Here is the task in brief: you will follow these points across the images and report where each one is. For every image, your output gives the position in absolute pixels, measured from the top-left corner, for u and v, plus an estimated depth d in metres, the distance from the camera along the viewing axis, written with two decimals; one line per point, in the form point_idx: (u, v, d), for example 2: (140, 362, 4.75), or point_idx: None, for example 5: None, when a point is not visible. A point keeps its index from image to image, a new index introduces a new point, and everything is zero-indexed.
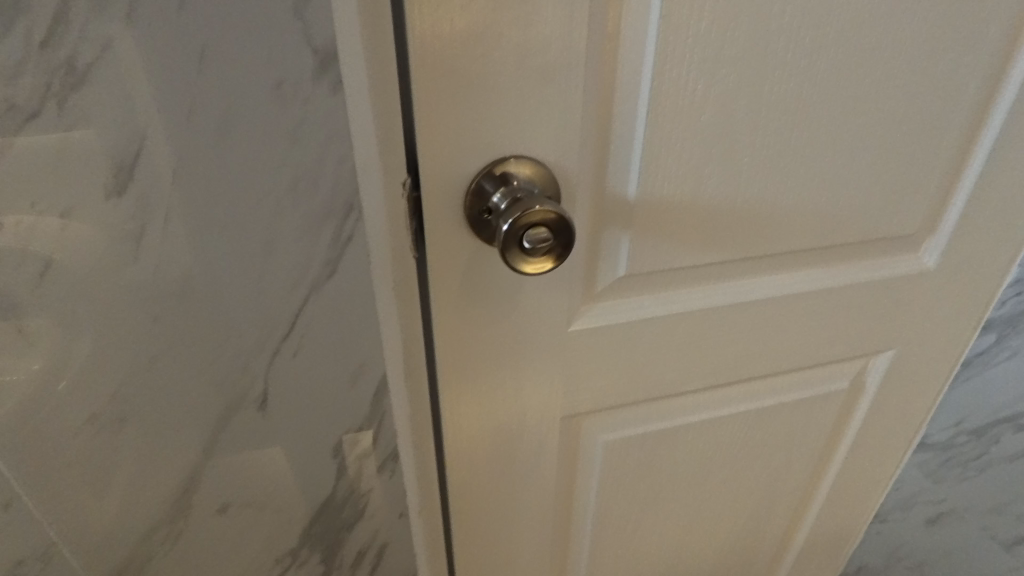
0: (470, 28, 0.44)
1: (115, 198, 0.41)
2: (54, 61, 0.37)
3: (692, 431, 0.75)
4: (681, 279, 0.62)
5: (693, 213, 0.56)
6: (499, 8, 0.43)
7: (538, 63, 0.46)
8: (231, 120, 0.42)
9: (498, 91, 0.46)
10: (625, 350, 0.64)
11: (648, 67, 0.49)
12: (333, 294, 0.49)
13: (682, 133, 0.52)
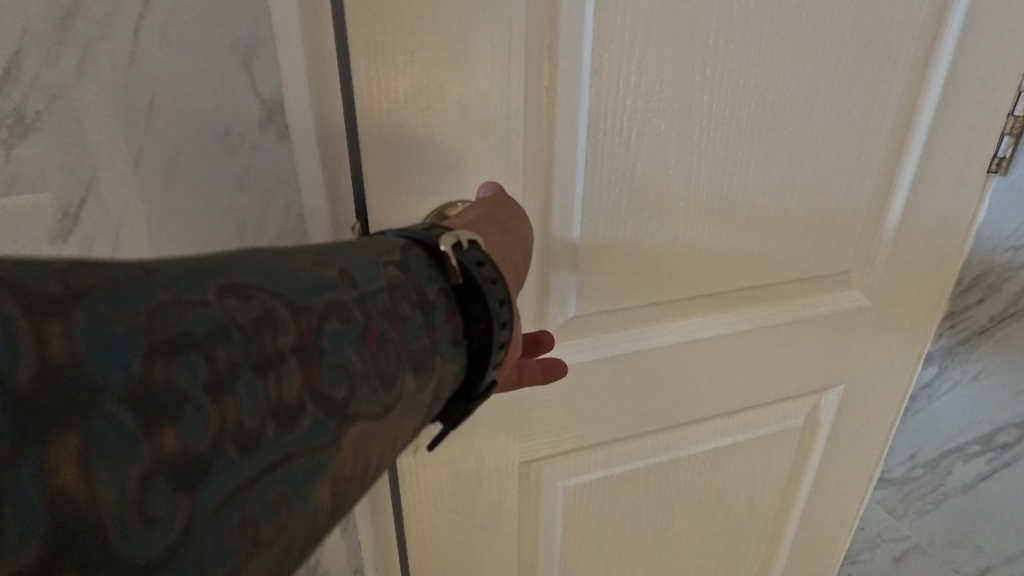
0: (413, 83, 0.46)
1: (60, 244, 0.42)
2: (2, 110, 0.38)
3: (653, 472, 0.78)
4: (629, 320, 0.65)
5: (636, 266, 0.61)
6: (438, 64, 0.46)
7: (478, 115, 0.49)
8: (180, 167, 0.43)
9: (441, 141, 0.49)
10: (581, 397, 0.68)
11: (583, 118, 0.52)
12: None
13: (620, 179, 0.56)
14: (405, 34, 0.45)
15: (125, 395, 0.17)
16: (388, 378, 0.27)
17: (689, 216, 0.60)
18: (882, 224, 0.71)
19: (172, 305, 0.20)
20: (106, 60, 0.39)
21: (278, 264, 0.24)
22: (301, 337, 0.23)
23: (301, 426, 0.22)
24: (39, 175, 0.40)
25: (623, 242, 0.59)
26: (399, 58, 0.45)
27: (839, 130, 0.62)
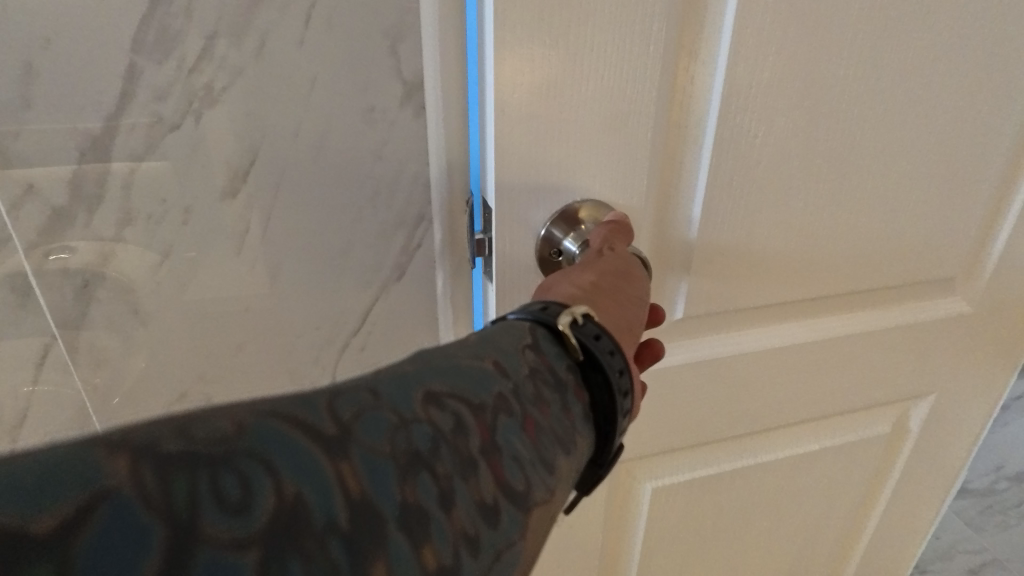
0: (550, 76, 0.45)
1: (229, 200, 0.49)
2: (196, 84, 0.45)
3: (740, 477, 0.77)
4: (733, 322, 0.66)
5: (745, 267, 0.60)
6: (578, 58, 0.45)
7: (612, 111, 0.47)
8: (329, 139, 0.48)
9: (572, 136, 0.47)
10: (677, 399, 0.68)
11: (712, 116, 0.52)
12: (400, 293, 0.56)
13: (743, 176, 0.55)
14: (554, 27, 0.43)
15: (398, 519, 0.22)
16: (565, 446, 0.30)
17: (802, 217, 0.59)
18: (994, 229, 0.69)
19: (402, 421, 0.24)
20: (280, 42, 0.44)
21: (454, 365, 0.29)
22: (486, 437, 0.27)
23: (504, 525, 0.26)
24: (219, 140, 0.47)
25: (733, 240, 0.58)
26: (538, 50, 0.44)
27: (960, 133, 0.60)
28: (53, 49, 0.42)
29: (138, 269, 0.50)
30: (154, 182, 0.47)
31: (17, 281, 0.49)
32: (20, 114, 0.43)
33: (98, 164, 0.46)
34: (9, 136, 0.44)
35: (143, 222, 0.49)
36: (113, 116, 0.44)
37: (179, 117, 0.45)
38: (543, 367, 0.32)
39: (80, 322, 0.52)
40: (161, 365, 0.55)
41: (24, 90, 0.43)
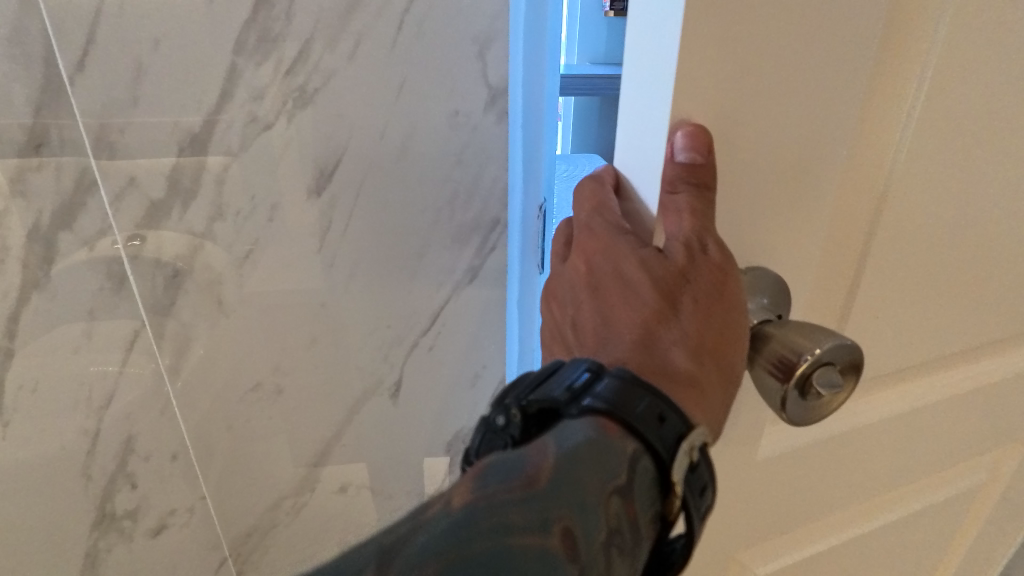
0: (732, 103, 0.31)
1: (314, 198, 0.50)
2: (291, 86, 0.46)
3: (858, 553, 0.62)
4: (878, 382, 0.50)
5: (913, 304, 0.45)
6: (770, 81, 0.31)
7: (798, 153, 0.34)
8: (413, 142, 0.49)
9: (744, 184, 0.34)
10: (808, 471, 0.52)
11: (919, 140, 0.38)
12: (470, 296, 0.56)
13: (940, 216, 0.41)
14: (748, 41, 0.30)
15: None
16: None
17: (995, 258, 0.46)
18: None
19: None
20: (373, 46, 0.45)
21: (504, 558, 0.24)
22: None
23: None
24: (308, 140, 0.48)
25: (907, 271, 0.43)
26: (723, 75, 0.30)
27: None
28: (162, 50, 0.44)
29: (225, 261, 0.52)
30: (245, 179, 0.49)
31: (112, 268, 0.52)
32: (127, 111, 0.46)
33: (195, 160, 0.48)
34: (116, 131, 0.46)
35: (232, 217, 0.50)
36: (212, 114, 0.46)
37: (273, 117, 0.47)
38: (616, 535, 0.28)
39: (168, 309, 0.54)
40: (239, 354, 0.57)
41: (132, 88, 0.45)
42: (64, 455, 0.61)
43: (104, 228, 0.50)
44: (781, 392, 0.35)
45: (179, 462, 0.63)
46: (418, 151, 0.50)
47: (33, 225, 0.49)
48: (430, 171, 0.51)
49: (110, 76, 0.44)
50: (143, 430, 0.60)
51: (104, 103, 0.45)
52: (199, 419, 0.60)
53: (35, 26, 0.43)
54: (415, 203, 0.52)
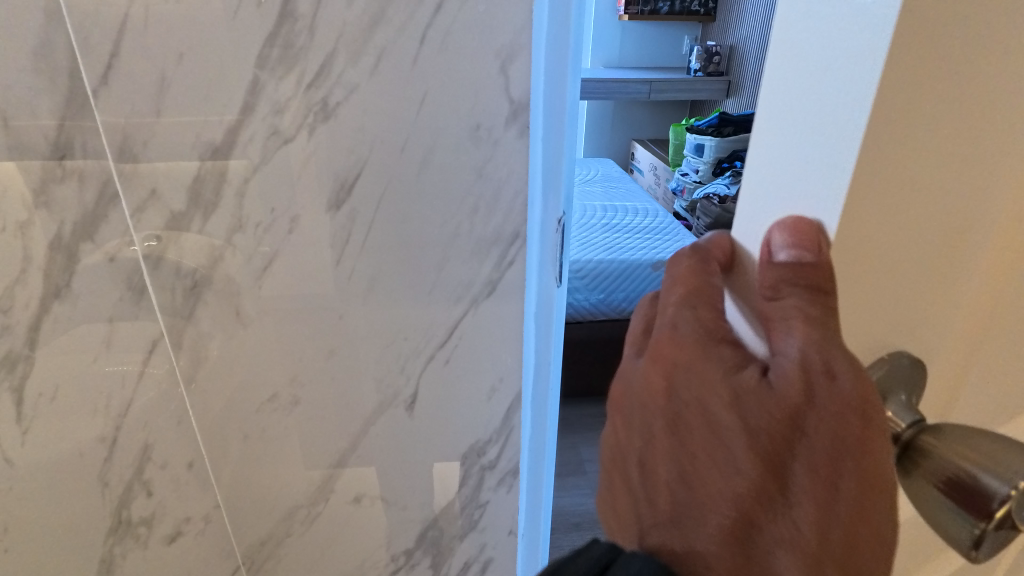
0: (898, 174, 0.23)
1: (334, 211, 0.50)
2: (313, 100, 0.46)
3: None
4: None
5: None
6: (942, 135, 0.23)
7: (962, 218, 0.26)
8: (434, 155, 0.49)
9: (907, 264, 0.26)
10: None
11: None
12: (489, 310, 0.56)
13: None
14: (922, 95, 0.22)
15: None
16: None
17: None
18: None
19: None
20: (396, 59, 0.45)
21: None
22: None
23: None
24: (329, 154, 0.48)
25: None
26: (895, 142, 0.23)
27: None
28: (185, 64, 0.44)
29: (244, 273, 0.52)
30: (265, 191, 0.49)
31: (132, 278, 0.52)
32: (150, 124, 0.46)
33: (217, 172, 0.48)
34: (139, 143, 0.46)
35: (252, 230, 0.50)
36: (234, 127, 0.46)
37: (294, 130, 0.47)
38: None
39: (187, 320, 0.54)
40: (256, 365, 0.57)
41: (156, 101, 0.45)
42: (80, 463, 0.61)
43: (125, 240, 0.50)
44: (970, 531, 0.27)
45: (195, 471, 0.63)
46: (439, 165, 0.49)
47: (55, 236, 0.49)
48: (451, 185, 0.50)
49: (135, 89, 0.44)
50: (159, 439, 0.61)
51: (128, 116, 0.45)
52: (216, 428, 0.61)
53: (61, 39, 0.43)
54: (435, 217, 0.51)
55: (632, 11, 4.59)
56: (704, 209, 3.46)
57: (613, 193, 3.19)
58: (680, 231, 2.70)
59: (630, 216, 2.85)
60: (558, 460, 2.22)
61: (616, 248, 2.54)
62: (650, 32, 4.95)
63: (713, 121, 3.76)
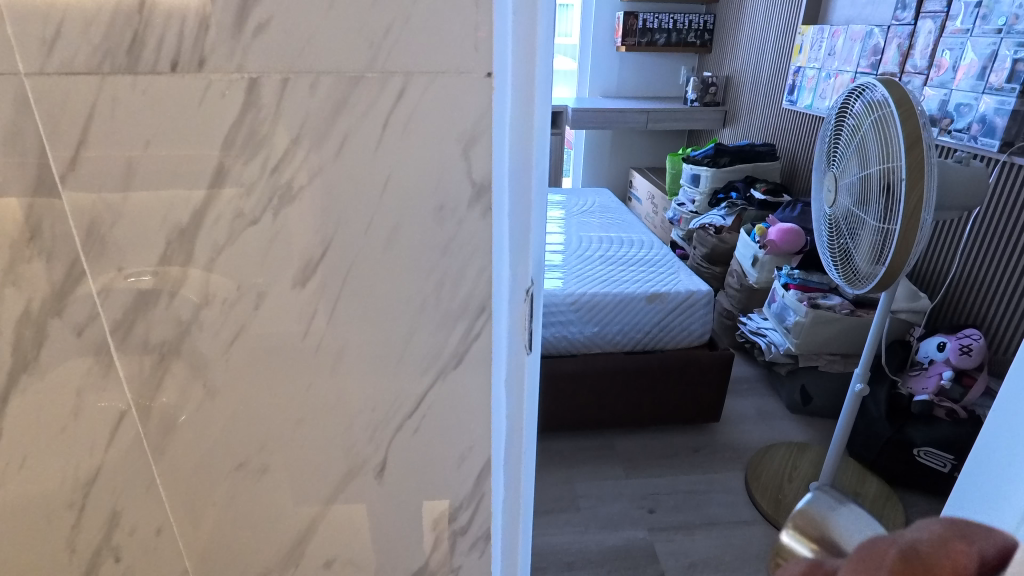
0: None
1: (300, 286, 0.51)
2: (277, 183, 0.47)
3: None
4: None
5: None
6: None
7: None
8: (399, 234, 0.49)
9: None
10: None
11: None
12: (456, 380, 0.56)
13: None
14: None
15: None
16: None
17: None
18: None
19: None
20: (359, 144, 0.46)
21: None
22: None
23: None
24: (294, 233, 0.49)
25: None
26: None
27: None
28: (152, 150, 0.45)
29: (210, 347, 0.53)
30: (232, 269, 0.49)
31: (100, 352, 0.52)
32: (117, 208, 0.47)
33: (184, 252, 0.49)
34: (106, 224, 0.47)
35: (218, 305, 0.51)
36: (200, 208, 0.47)
37: (259, 212, 0.48)
38: None
39: (154, 392, 0.54)
40: (224, 434, 0.57)
41: (123, 185, 0.46)
42: (49, 529, 0.61)
43: (92, 315, 0.51)
44: None
45: (163, 537, 0.63)
46: (401, 241, 0.50)
47: (24, 312, 0.50)
48: (414, 261, 0.51)
49: (102, 174, 0.46)
50: (128, 506, 0.60)
51: (95, 200, 0.46)
52: (182, 495, 0.60)
53: (31, 128, 0.44)
54: (400, 291, 0.52)
55: (630, 43, 4.68)
56: (700, 239, 3.47)
57: (609, 224, 3.21)
58: (675, 265, 2.72)
59: (626, 249, 2.87)
60: (551, 496, 2.19)
61: (611, 280, 2.54)
62: (647, 63, 5.02)
63: (708, 152, 3.73)
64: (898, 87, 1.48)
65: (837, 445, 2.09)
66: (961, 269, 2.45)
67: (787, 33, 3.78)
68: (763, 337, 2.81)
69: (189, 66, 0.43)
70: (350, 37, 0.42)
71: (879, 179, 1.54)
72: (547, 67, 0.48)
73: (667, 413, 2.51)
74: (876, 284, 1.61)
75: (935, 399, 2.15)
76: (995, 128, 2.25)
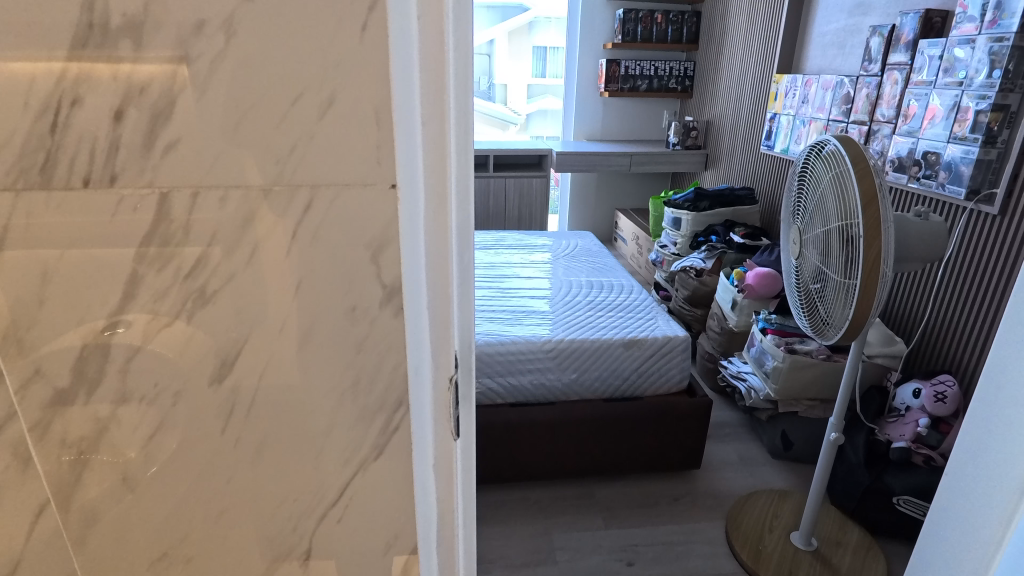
0: None
1: (217, 384, 0.51)
2: (191, 287, 0.48)
3: None
4: None
5: None
6: None
7: None
8: (314, 333, 0.50)
9: None
10: None
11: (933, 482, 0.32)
12: (377, 471, 0.57)
13: None
14: None
15: None
16: None
17: None
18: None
19: None
20: (271, 249, 0.47)
21: None
22: None
23: None
24: (211, 334, 0.50)
25: None
26: None
27: None
28: (66, 259, 0.46)
29: (130, 442, 0.53)
30: (148, 369, 0.50)
31: (19, 448, 0.53)
32: (32, 312, 0.48)
33: (99, 352, 0.50)
34: (22, 327, 0.48)
35: (136, 402, 0.52)
36: (115, 312, 0.48)
37: (174, 315, 0.49)
38: None
39: (74, 485, 0.55)
40: (146, 525, 0.57)
41: (39, 291, 0.47)
42: None
43: (12, 413, 0.52)
44: None
45: None
46: (314, 339, 0.51)
47: None
48: (328, 358, 0.52)
49: (17, 281, 0.47)
50: None
51: (11, 305, 0.48)
52: None
53: None
54: (317, 387, 0.53)
55: (612, 88, 4.81)
56: (682, 282, 3.50)
57: (593, 268, 3.24)
58: (655, 311, 2.75)
59: (607, 293, 2.90)
60: (528, 548, 2.16)
61: (589, 326, 2.55)
62: (630, 108, 5.15)
63: (688, 195, 3.78)
64: (854, 145, 1.53)
65: (815, 494, 2.08)
66: (936, 314, 2.47)
67: (763, 80, 3.88)
68: (744, 381, 2.81)
69: (101, 182, 0.44)
70: (255, 155, 0.44)
71: (840, 233, 1.57)
72: (460, 176, 0.50)
73: (648, 460, 2.49)
74: (841, 335, 1.62)
75: (912, 446, 2.15)
76: (961, 175, 2.29)
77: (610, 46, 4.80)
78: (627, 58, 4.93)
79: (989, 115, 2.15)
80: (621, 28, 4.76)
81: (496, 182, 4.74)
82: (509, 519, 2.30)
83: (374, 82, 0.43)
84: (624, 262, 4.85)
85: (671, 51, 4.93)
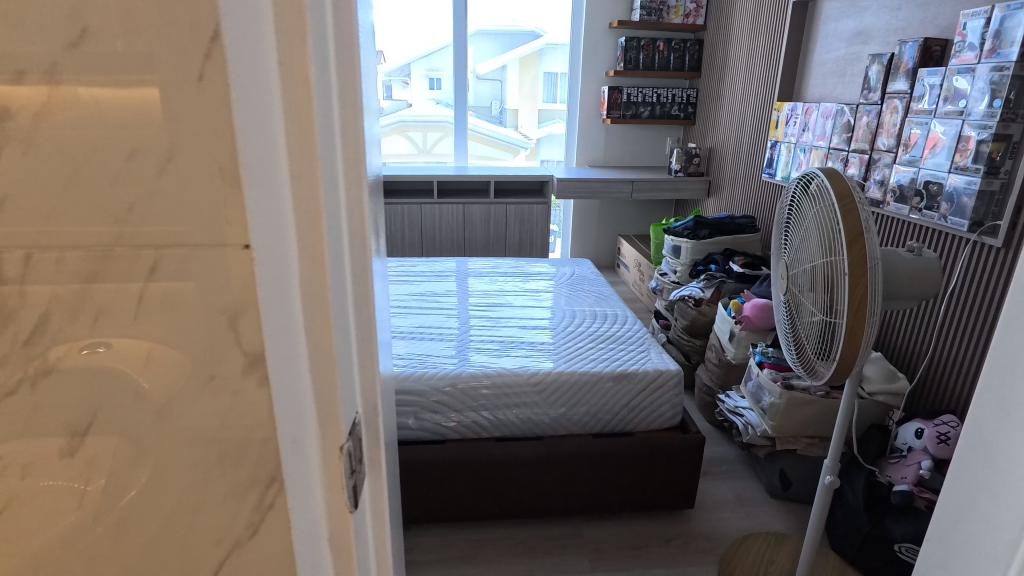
0: None
1: (67, 458, 0.48)
2: (31, 353, 0.45)
3: None
4: None
5: None
6: None
7: None
8: (171, 404, 0.47)
9: None
10: None
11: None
12: (254, 553, 0.52)
13: None
14: None
15: None
16: None
17: None
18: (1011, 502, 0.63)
19: None
20: (118, 311, 0.44)
21: None
22: None
23: None
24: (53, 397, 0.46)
25: None
26: None
27: None
28: None
29: None
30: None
31: None
32: None
33: None
34: None
35: None
36: None
37: (15, 384, 0.46)
38: None
39: None
40: None
41: None
42: None
43: None
44: None
45: None
46: (170, 409, 0.47)
47: None
48: (186, 430, 0.48)
49: None
50: None
51: None
52: None
53: None
54: (177, 461, 0.49)
55: (615, 115, 4.79)
56: (680, 311, 3.42)
57: (592, 298, 3.18)
58: (649, 343, 2.68)
59: (601, 324, 2.83)
60: None
61: (579, 357, 2.48)
62: (633, 135, 5.13)
63: (688, 223, 3.73)
64: (840, 180, 1.47)
65: (810, 542, 1.98)
66: (940, 351, 2.37)
67: (764, 108, 3.85)
68: (741, 417, 2.72)
69: None
70: (94, 215, 0.42)
71: (825, 270, 1.50)
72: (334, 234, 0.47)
73: (639, 500, 2.40)
74: (830, 376, 1.54)
75: (914, 490, 2.03)
76: (963, 207, 2.22)
77: (611, 74, 4.80)
78: (628, 85, 4.92)
79: (990, 145, 2.10)
80: (623, 56, 4.76)
81: (497, 207, 4.70)
82: (492, 559, 2.22)
83: (213, 137, 0.41)
84: (626, 290, 4.78)
85: (673, 78, 4.91)
